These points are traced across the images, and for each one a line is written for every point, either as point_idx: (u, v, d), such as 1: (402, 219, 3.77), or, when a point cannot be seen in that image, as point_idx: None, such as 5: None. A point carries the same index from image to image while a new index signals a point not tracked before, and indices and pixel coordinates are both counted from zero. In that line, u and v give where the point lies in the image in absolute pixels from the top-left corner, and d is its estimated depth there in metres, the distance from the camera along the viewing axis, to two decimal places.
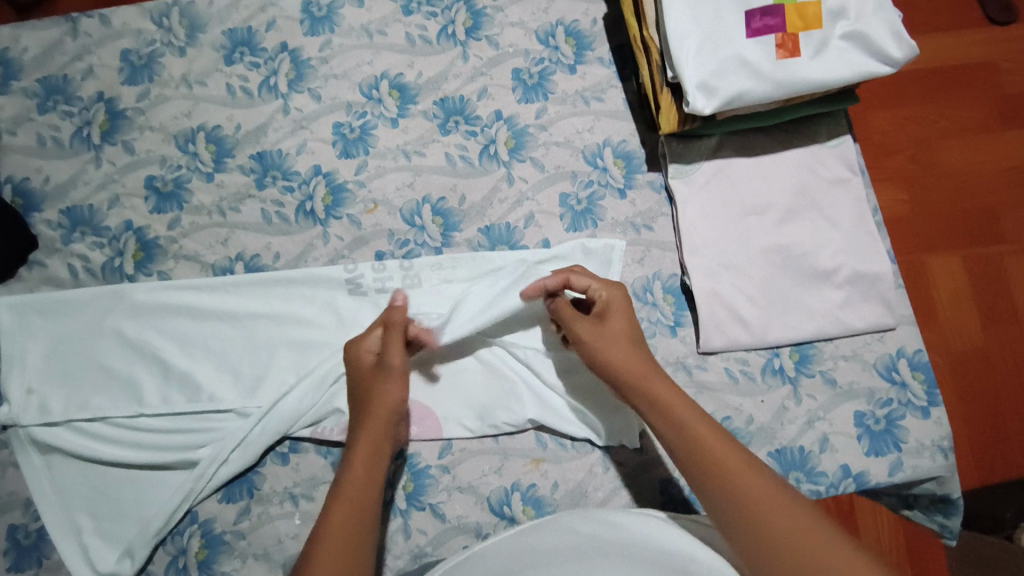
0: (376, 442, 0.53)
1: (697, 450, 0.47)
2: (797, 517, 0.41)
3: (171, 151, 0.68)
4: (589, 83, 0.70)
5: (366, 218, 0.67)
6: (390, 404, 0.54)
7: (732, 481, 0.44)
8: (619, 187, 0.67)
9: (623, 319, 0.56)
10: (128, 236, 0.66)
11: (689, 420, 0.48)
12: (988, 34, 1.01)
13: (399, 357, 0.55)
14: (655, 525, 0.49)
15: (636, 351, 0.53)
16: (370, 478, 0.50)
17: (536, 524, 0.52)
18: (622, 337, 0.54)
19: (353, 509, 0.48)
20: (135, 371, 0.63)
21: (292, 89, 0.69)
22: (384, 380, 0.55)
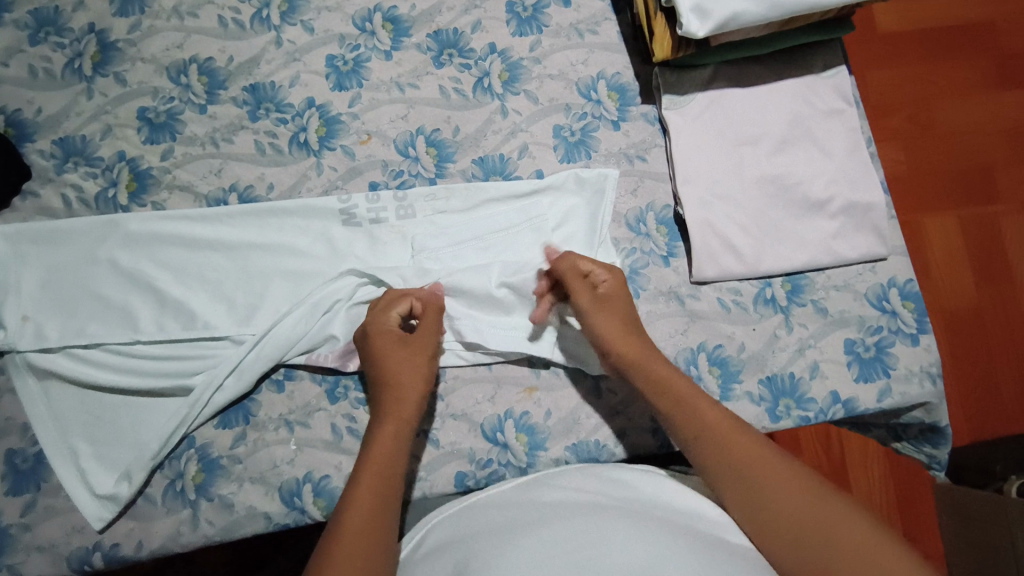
0: (401, 401, 0.55)
1: (678, 410, 0.52)
2: (773, 463, 0.47)
3: (164, 83, 0.68)
4: (584, 16, 0.69)
5: (360, 149, 0.67)
6: (417, 375, 0.56)
7: (709, 434, 0.50)
8: (613, 119, 0.67)
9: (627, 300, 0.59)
10: (121, 166, 0.66)
11: (673, 385, 0.53)
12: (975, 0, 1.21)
13: (431, 338, 0.58)
14: (664, 485, 0.50)
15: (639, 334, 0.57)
16: (397, 437, 0.53)
17: (538, 479, 0.52)
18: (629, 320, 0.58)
19: (385, 466, 0.51)
20: (131, 300, 0.63)
21: (284, 21, 0.69)
22: (415, 352, 0.57)
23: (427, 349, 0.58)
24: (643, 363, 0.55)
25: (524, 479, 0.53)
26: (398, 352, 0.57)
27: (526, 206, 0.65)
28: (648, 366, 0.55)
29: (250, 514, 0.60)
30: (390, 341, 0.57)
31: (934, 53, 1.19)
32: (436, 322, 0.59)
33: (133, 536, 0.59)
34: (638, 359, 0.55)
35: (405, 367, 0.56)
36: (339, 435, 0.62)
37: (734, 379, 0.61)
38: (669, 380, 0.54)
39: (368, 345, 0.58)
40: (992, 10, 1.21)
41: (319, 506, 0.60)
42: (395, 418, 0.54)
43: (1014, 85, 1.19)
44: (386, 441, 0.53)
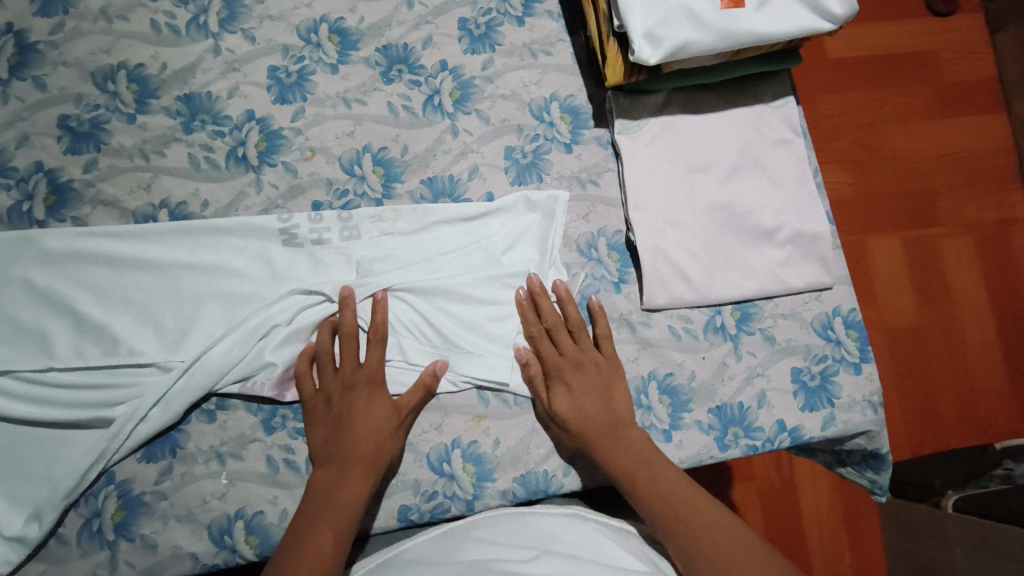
0: (368, 460, 0.55)
1: (631, 476, 0.54)
2: (738, 542, 0.49)
3: (88, 89, 0.63)
4: (538, 36, 0.68)
5: (303, 166, 0.64)
6: (390, 442, 0.57)
7: (664, 495, 0.52)
8: (566, 142, 0.66)
9: (588, 384, 0.59)
10: (39, 178, 0.61)
11: (644, 457, 0.55)
12: (914, 27, 1.26)
13: (412, 409, 0.58)
14: (584, 533, 0.50)
15: (592, 415, 0.58)
16: (357, 495, 0.54)
17: (464, 531, 0.52)
18: (572, 410, 0.58)
19: (344, 521, 0.52)
20: (48, 323, 0.58)
21: (223, 29, 0.65)
22: (393, 424, 0.57)
23: (409, 418, 0.58)
24: (600, 437, 0.57)
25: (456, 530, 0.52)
26: (385, 414, 0.57)
27: (474, 229, 0.63)
28: (610, 437, 0.57)
29: (175, 554, 0.56)
30: (378, 400, 0.58)
31: (876, 82, 1.23)
32: (421, 401, 0.59)
33: None
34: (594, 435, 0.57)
35: (387, 430, 0.57)
36: (276, 468, 0.58)
37: (684, 408, 0.60)
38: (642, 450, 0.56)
39: (355, 405, 0.57)
40: (931, 42, 1.26)
41: (251, 544, 0.56)
42: (363, 472, 0.55)
43: (948, 111, 1.24)
44: (348, 497, 0.53)
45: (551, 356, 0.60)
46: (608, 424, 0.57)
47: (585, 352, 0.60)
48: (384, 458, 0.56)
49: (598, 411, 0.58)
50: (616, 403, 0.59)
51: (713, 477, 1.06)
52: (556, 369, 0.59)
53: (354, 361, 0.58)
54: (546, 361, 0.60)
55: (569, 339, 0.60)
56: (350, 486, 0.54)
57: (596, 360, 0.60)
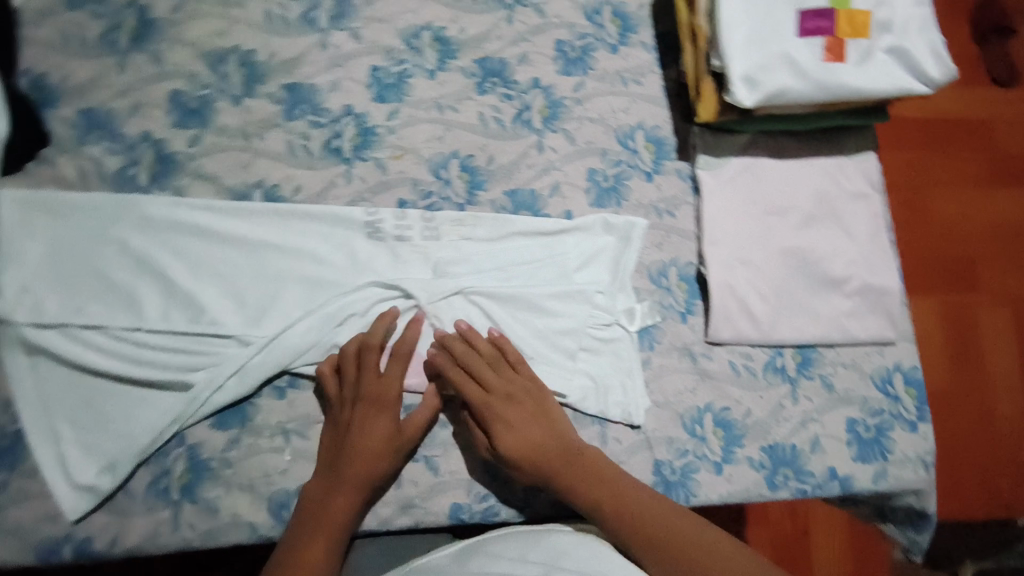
0: (361, 474, 0.56)
1: (583, 482, 0.57)
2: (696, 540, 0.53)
3: (200, 68, 0.66)
4: (630, 65, 0.70)
5: (393, 163, 0.66)
6: (389, 457, 0.57)
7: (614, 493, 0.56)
8: (647, 171, 0.68)
9: (517, 421, 0.58)
10: (146, 146, 0.64)
11: (593, 462, 0.57)
12: (976, 94, 1.27)
13: (417, 431, 0.59)
14: (589, 550, 0.53)
15: (538, 440, 0.58)
16: (347, 509, 0.55)
17: (474, 543, 0.53)
18: (519, 445, 0.57)
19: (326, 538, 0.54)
20: (139, 285, 0.61)
21: (332, 26, 0.68)
22: (393, 442, 0.58)
23: (415, 437, 0.59)
24: (551, 457, 0.58)
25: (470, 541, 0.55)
26: (386, 434, 0.57)
27: (551, 244, 0.65)
28: (558, 463, 0.57)
29: (234, 522, 0.58)
30: (386, 417, 0.58)
31: (935, 145, 1.23)
32: (429, 421, 0.59)
33: (108, 531, 0.57)
34: (552, 455, 0.58)
35: (387, 449, 0.57)
36: None
37: (736, 442, 0.62)
38: (592, 457, 0.58)
39: (365, 418, 0.57)
40: (995, 112, 1.27)
41: None
42: (352, 490, 0.56)
43: (1002, 180, 1.24)
44: (339, 509, 0.55)
45: (479, 396, 0.58)
46: (556, 461, 0.57)
47: (509, 382, 0.59)
48: (377, 476, 0.57)
49: (539, 451, 0.58)
50: (554, 422, 0.59)
51: (732, 514, 1.06)
52: (484, 405, 0.58)
53: (374, 372, 0.59)
54: (475, 401, 0.58)
55: (491, 371, 0.59)
56: (337, 502, 0.55)
57: (519, 392, 0.59)
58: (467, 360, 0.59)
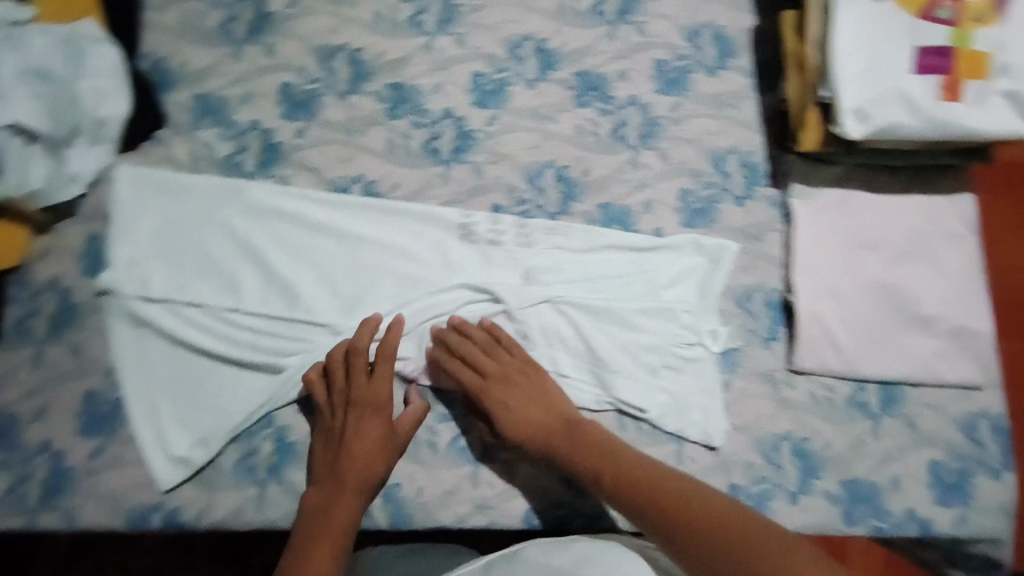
0: (360, 476, 0.57)
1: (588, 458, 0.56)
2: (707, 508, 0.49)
3: (309, 63, 0.68)
4: (728, 89, 0.70)
5: (490, 169, 0.67)
6: (386, 458, 0.59)
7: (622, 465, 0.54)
8: (738, 196, 0.68)
9: (516, 403, 0.60)
10: (254, 134, 0.66)
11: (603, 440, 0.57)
12: None
13: (409, 432, 0.60)
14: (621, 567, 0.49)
15: (540, 423, 0.59)
16: (350, 514, 0.56)
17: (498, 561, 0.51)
18: (520, 427, 0.59)
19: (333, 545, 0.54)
20: (240, 268, 0.63)
21: (438, 30, 0.69)
22: (388, 443, 0.59)
23: (408, 439, 0.60)
24: (556, 437, 0.58)
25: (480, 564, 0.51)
26: (381, 436, 0.59)
27: (642, 260, 0.66)
28: (561, 442, 0.58)
29: None
30: (380, 419, 0.59)
31: None
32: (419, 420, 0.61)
33: (196, 504, 0.59)
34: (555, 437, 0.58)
35: (382, 451, 0.58)
36: (418, 446, 0.62)
37: (814, 474, 0.62)
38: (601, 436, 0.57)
39: (359, 420, 0.59)
40: None
41: (385, 513, 0.60)
42: (353, 494, 0.56)
43: None
44: (341, 513, 0.55)
45: (476, 382, 0.61)
46: (557, 439, 0.58)
47: (506, 367, 0.61)
48: (377, 479, 0.58)
49: (539, 430, 0.59)
50: (556, 404, 0.60)
51: None
52: (481, 391, 0.60)
53: (364, 378, 0.60)
54: (472, 385, 0.61)
55: (486, 357, 0.61)
56: (338, 509, 0.56)
57: (514, 374, 0.61)
58: (461, 345, 0.62)
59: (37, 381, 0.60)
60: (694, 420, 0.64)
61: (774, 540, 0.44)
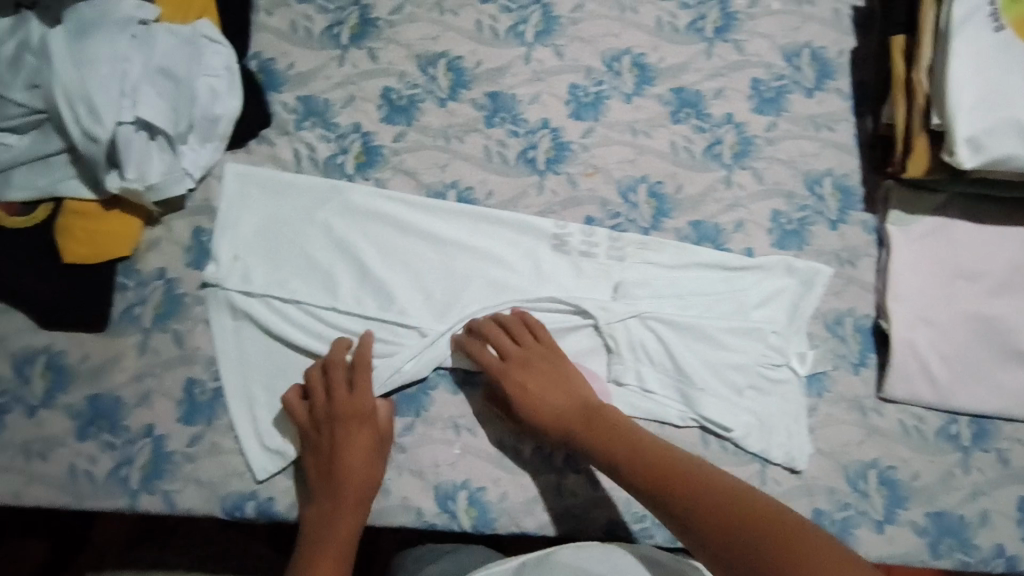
0: (356, 488, 0.58)
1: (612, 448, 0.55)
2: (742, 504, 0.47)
3: (411, 69, 0.69)
4: (825, 110, 0.70)
5: (584, 180, 0.68)
6: (377, 465, 0.60)
7: (652, 458, 0.53)
8: (831, 219, 0.67)
9: (535, 390, 0.60)
10: (354, 137, 0.68)
11: (628, 434, 0.56)
12: None
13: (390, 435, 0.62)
14: None
15: (557, 413, 0.59)
16: (351, 528, 0.58)
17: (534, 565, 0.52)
18: (542, 416, 0.60)
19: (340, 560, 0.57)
20: (336, 267, 0.65)
21: (537, 41, 0.70)
22: (377, 451, 0.60)
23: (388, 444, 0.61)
24: (577, 427, 0.58)
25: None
26: (369, 444, 0.60)
27: (732, 278, 0.66)
28: (579, 430, 0.58)
29: (404, 506, 0.62)
30: (365, 429, 0.60)
31: None
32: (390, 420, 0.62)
33: (289, 495, 0.61)
34: (572, 427, 0.58)
35: (373, 459, 0.60)
36: (504, 452, 0.64)
37: (900, 504, 0.62)
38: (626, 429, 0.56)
39: (341, 433, 0.59)
40: None
41: (469, 515, 0.62)
42: (353, 508, 0.58)
43: None
44: (344, 529, 0.57)
45: (495, 367, 0.61)
46: (569, 426, 0.59)
47: (525, 352, 0.62)
48: (372, 488, 0.60)
49: (553, 418, 0.59)
50: (574, 393, 0.60)
51: None
52: (502, 374, 0.61)
53: (344, 392, 0.60)
54: (495, 368, 0.61)
55: (510, 341, 0.62)
56: (341, 525, 0.57)
57: (532, 362, 0.61)
58: (482, 329, 0.63)
59: (142, 368, 0.62)
60: (777, 441, 0.63)
61: (784, 523, 0.44)
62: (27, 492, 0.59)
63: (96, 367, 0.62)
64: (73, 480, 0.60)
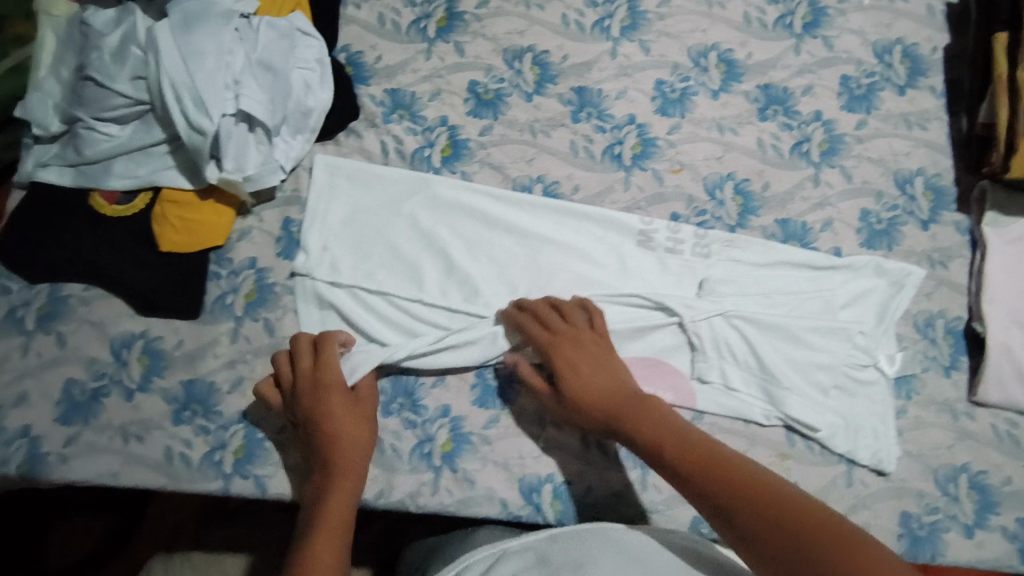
0: (344, 455, 0.55)
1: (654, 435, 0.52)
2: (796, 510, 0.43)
3: (498, 63, 0.69)
4: (916, 109, 0.70)
5: (670, 177, 0.68)
6: (360, 428, 0.57)
7: (695, 448, 0.50)
8: (923, 219, 0.67)
9: (572, 374, 0.57)
10: (441, 130, 0.68)
11: (666, 424, 0.53)
12: None
13: (368, 399, 0.60)
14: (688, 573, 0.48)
15: (599, 388, 0.56)
16: (345, 495, 0.54)
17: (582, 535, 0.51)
18: (582, 389, 0.57)
19: (342, 528, 0.52)
20: (422, 259, 0.65)
21: (623, 36, 0.71)
22: (358, 415, 0.58)
23: (368, 409, 0.59)
24: (618, 407, 0.55)
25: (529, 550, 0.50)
26: (346, 406, 0.57)
27: (820, 278, 0.66)
28: (620, 410, 0.55)
29: (489, 496, 0.62)
30: (339, 392, 0.58)
31: None
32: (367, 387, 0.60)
33: (377, 483, 0.62)
34: (612, 406, 0.55)
35: (355, 423, 0.57)
36: (588, 446, 0.64)
37: (991, 509, 0.62)
38: (664, 420, 0.53)
39: (314, 402, 0.57)
40: None
41: (555, 508, 0.62)
42: (345, 476, 0.55)
43: None
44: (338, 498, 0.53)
45: (546, 340, 0.60)
46: (601, 409, 0.55)
47: (559, 333, 0.60)
48: (359, 454, 0.56)
49: (587, 399, 0.56)
50: (619, 375, 0.57)
51: None
52: (551, 346, 0.59)
53: (308, 365, 0.59)
54: (546, 342, 0.60)
55: (560, 321, 0.61)
56: (336, 495, 0.54)
57: (561, 341, 0.59)
58: (527, 311, 0.62)
59: (234, 354, 0.63)
60: (867, 441, 0.62)
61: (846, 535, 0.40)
62: (125, 473, 0.60)
63: (190, 353, 0.63)
64: (168, 462, 0.60)
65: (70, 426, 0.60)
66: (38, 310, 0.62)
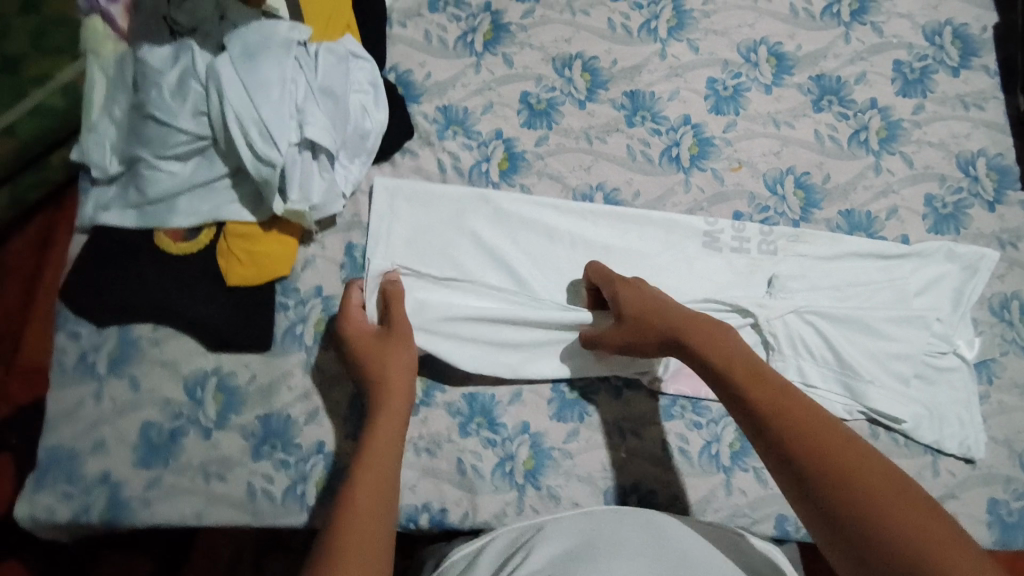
0: (382, 380, 0.54)
1: (702, 349, 0.49)
2: (847, 454, 0.39)
3: (548, 72, 0.69)
4: (972, 89, 0.69)
5: (730, 175, 0.67)
6: (393, 350, 0.56)
7: (742, 365, 0.46)
8: (989, 200, 0.67)
9: (630, 308, 0.54)
10: (497, 144, 0.67)
11: (721, 342, 0.48)
12: None
13: (402, 320, 0.58)
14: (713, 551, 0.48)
15: (653, 309, 0.53)
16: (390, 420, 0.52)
17: (616, 511, 0.51)
18: (641, 312, 0.53)
19: (383, 449, 0.50)
20: (488, 276, 0.64)
21: (671, 36, 0.70)
22: (389, 340, 0.57)
23: (401, 330, 0.57)
24: (667, 324, 0.51)
25: (567, 520, 0.50)
26: (378, 339, 0.57)
27: (890, 267, 0.65)
28: (668, 329, 0.51)
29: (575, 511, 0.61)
30: (367, 328, 0.58)
31: None
32: (399, 307, 0.58)
33: (461, 505, 0.61)
34: (661, 325, 0.52)
35: (386, 350, 0.56)
36: (670, 453, 0.63)
37: None
38: (717, 337, 0.49)
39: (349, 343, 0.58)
40: None
41: None
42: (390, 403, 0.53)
43: None
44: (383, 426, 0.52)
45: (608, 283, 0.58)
46: (660, 332, 0.52)
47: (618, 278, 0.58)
48: (399, 377, 0.55)
49: (644, 326, 0.53)
50: (667, 304, 0.53)
51: None
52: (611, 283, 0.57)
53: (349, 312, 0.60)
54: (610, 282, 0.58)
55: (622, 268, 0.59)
56: (386, 421, 0.52)
57: (621, 283, 0.57)
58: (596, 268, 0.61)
59: (309, 386, 0.62)
60: (953, 430, 0.62)
61: (890, 494, 0.37)
62: (208, 513, 0.59)
63: (264, 387, 0.62)
64: (252, 500, 0.60)
65: (150, 469, 0.59)
66: (108, 354, 0.62)
